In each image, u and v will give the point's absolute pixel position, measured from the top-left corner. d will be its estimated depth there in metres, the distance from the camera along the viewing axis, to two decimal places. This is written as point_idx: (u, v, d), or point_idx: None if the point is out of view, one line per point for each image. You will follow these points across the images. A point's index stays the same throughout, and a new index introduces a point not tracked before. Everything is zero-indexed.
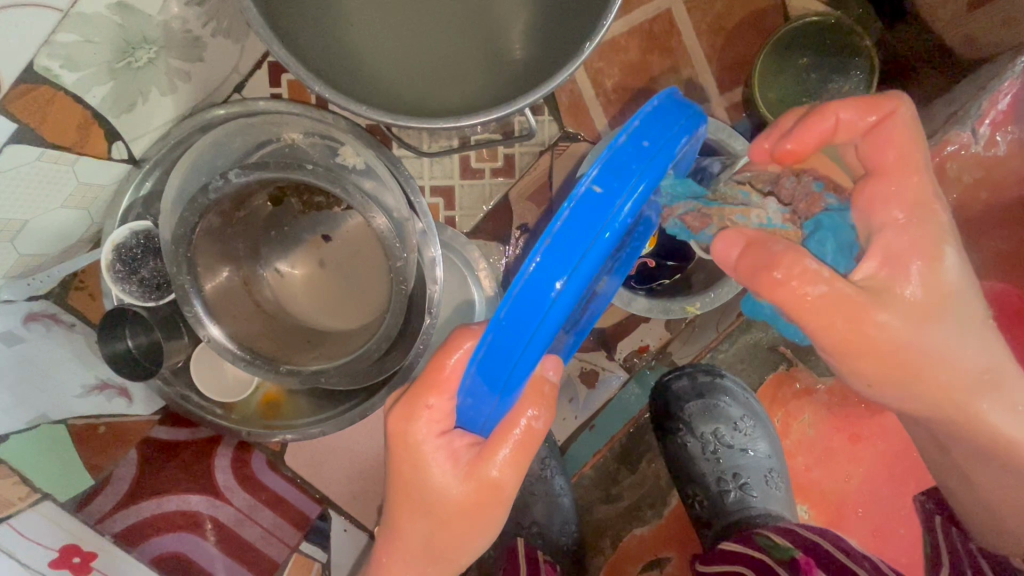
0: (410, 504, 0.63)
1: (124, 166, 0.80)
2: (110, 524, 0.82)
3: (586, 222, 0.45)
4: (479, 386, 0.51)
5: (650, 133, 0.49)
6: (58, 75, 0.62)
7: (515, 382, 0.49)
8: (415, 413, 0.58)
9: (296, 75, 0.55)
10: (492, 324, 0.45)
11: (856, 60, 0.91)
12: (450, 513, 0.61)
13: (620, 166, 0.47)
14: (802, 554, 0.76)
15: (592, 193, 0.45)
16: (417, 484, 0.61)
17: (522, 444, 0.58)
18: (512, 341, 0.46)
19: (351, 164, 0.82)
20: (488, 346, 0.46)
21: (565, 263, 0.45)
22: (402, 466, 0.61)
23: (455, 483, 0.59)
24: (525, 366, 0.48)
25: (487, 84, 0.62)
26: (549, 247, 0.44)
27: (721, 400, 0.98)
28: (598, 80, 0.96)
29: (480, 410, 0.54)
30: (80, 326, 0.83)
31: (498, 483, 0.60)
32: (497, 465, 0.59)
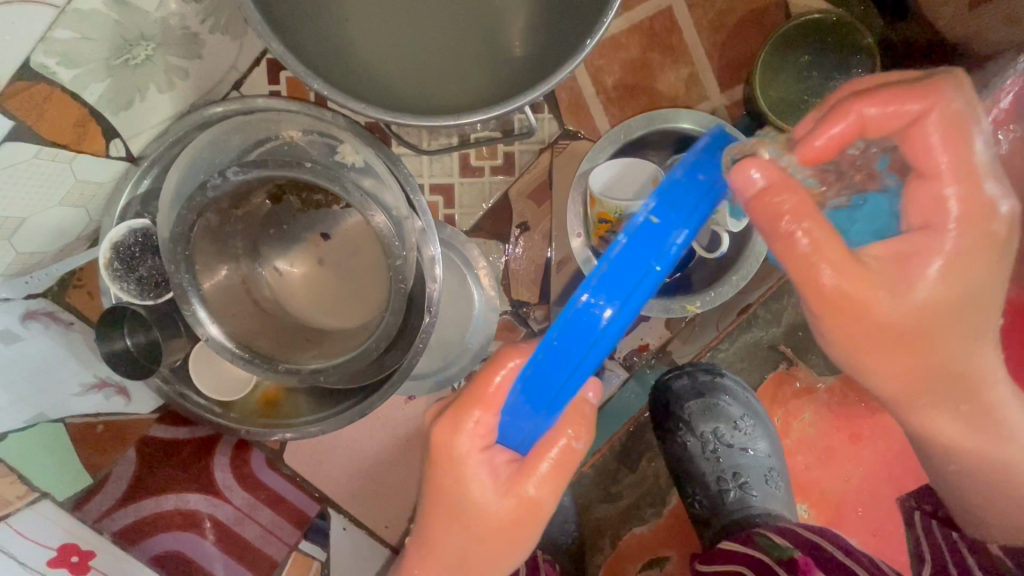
0: (442, 517, 0.62)
1: (122, 163, 0.79)
2: (108, 523, 0.82)
3: (639, 252, 0.48)
4: (524, 403, 0.53)
5: (707, 171, 0.52)
6: (55, 72, 0.62)
7: (559, 403, 0.52)
8: (457, 425, 0.58)
9: (294, 71, 0.54)
10: (544, 343, 0.49)
11: (857, 57, 0.91)
12: (488, 529, 0.61)
13: (675, 199, 0.50)
14: (801, 554, 0.76)
15: (648, 224, 0.48)
16: (453, 498, 0.61)
17: (562, 461, 0.59)
18: (560, 361, 0.49)
19: (349, 162, 0.81)
20: (535, 363, 0.50)
21: (616, 291, 0.48)
22: (442, 478, 0.61)
23: (498, 499, 0.59)
24: (571, 387, 0.51)
25: (487, 81, 0.62)
26: (603, 272, 0.47)
27: (721, 399, 0.98)
28: (598, 77, 0.96)
29: (521, 429, 0.57)
30: (79, 325, 0.82)
31: (540, 499, 0.60)
32: (541, 479, 0.59)
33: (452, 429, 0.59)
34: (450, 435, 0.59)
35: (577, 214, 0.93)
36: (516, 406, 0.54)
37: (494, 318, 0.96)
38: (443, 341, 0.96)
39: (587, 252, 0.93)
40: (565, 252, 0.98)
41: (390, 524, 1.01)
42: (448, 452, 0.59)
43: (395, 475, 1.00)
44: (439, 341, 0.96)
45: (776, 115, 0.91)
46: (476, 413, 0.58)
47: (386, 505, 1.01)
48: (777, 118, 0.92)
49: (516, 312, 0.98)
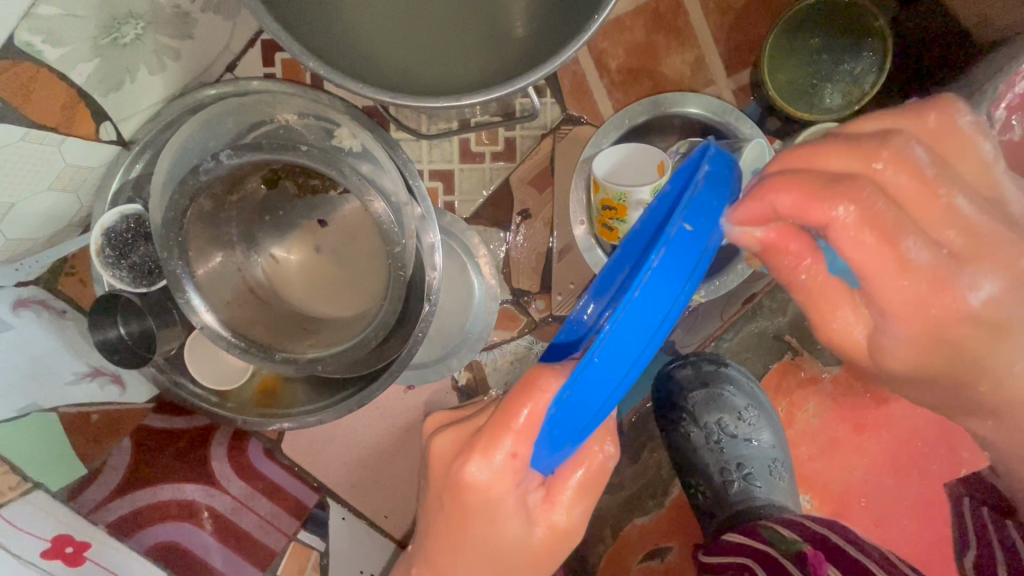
0: (468, 556, 0.55)
1: (113, 147, 0.77)
2: (104, 514, 0.81)
3: (679, 264, 0.43)
4: (555, 431, 0.47)
5: (724, 169, 0.47)
6: (40, 50, 0.60)
7: (591, 427, 0.47)
8: (488, 456, 0.49)
9: (289, 51, 0.52)
10: (585, 363, 0.42)
11: (867, 41, 0.88)
12: (519, 564, 0.56)
13: (708, 206, 0.45)
14: (809, 547, 0.75)
15: (684, 232, 0.43)
16: (490, 534, 0.54)
17: (593, 478, 0.55)
18: (599, 384, 0.44)
19: (347, 146, 0.78)
20: (574, 386, 0.44)
21: (654, 310, 0.43)
22: (471, 519, 0.53)
23: (531, 529, 0.55)
24: (605, 409, 0.47)
25: (486, 62, 0.59)
26: (645, 286, 0.42)
27: (726, 389, 0.97)
28: (602, 61, 0.93)
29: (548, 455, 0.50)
30: (71, 312, 0.81)
31: (572, 523, 0.56)
32: (571, 506, 0.56)
33: (476, 461, 0.49)
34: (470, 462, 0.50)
35: (580, 200, 0.91)
36: (545, 437, 0.48)
37: (494, 307, 0.94)
38: (442, 331, 0.94)
39: (590, 239, 0.92)
40: (566, 241, 0.96)
41: (390, 513, 1.01)
42: (471, 480, 0.50)
43: (395, 467, 1.00)
44: (437, 330, 0.94)
45: (784, 101, 0.90)
46: (502, 451, 0.49)
47: (385, 495, 1.01)
48: (782, 101, 0.89)
49: (516, 302, 0.97)
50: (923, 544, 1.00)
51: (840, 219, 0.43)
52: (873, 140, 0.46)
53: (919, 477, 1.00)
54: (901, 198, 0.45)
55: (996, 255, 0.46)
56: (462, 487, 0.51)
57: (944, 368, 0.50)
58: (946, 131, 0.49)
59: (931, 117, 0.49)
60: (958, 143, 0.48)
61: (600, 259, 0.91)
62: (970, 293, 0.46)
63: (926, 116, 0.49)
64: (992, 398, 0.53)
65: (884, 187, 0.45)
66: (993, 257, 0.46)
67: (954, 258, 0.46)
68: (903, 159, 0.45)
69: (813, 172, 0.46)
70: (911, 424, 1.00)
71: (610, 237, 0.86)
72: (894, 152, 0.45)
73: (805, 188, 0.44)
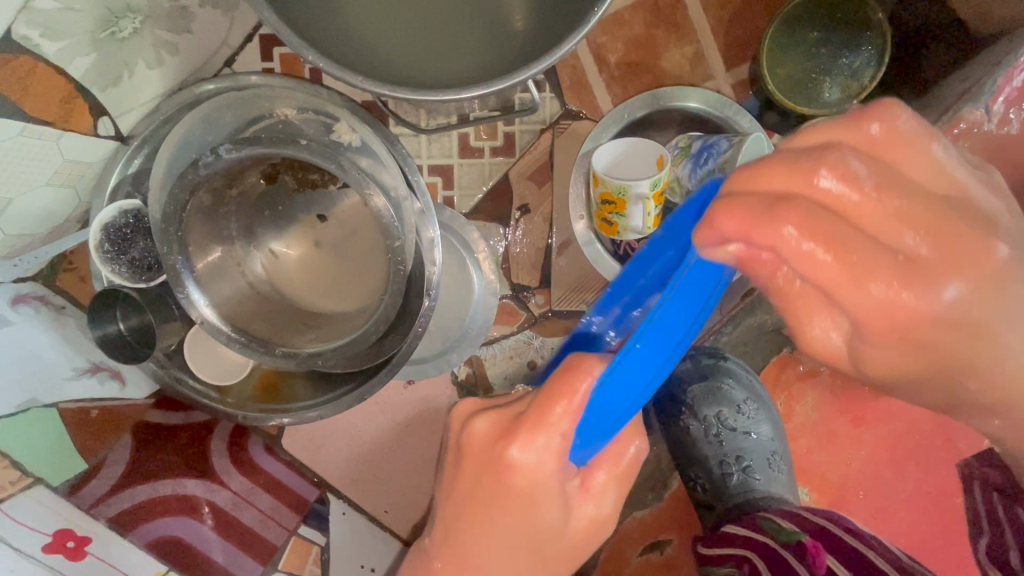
0: (507, 543, 0.54)
1: (111, 142, 0.77)
2: (104, 509, 0.79)
3: (706, 258, 0.44)
4: (593, 417, 0.49)
5: None
6: (37, 44, 0.60)
7: (628, 414, 0.48)
8: (534, 442, 0.49)
9: (289, 44, 0.52)
10: (626, 351, 0.43)
11: (866, 34, 0.88)
12: (557, 551, 0.56)
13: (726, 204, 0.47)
14: (809, 538, 0.75)
15: None
16: (532, 521, 0.53)
17: (624, 470, 0.56)
18: (639, 372, 0.45)
19: (346, 141, 0.78)
20: (614, 372, 0.44)
21: (692, 302, 0.45)
22: (511, 500, 0.52)
23: (570, 516, 0.55)
24: (641, 398, 0.48)
25: (487, 56, 0.59)
26: (681, 279, 0.43)
27: (725, 382, 0.97)
28: (601, 56, 0.93)
29: (585, 443, 0.51)
30: (71, 309, 0.82)
31: (604, 511, 0.57)
32: (601, 497, 0.56)
33: (522, 446, 0.49)
34: (512, 446, 0.50)
35: (580, 195, 0.92)
36: (584, 425, 0.49)
37: (494, 302, 0.94)
38: (442, 325, 0.94)
39: (590, 233, 0.93)
40: (566, 235, 0.96)
41: (390, 508, 1.01)
42: (515, 465, 0.50)
43: (395, 461, 1.00)
44: (438, 325, 0.94)
45: (781, 94, 0.90)
46: (543, 441, 0.49)
47: (385, 489, 1.01)
48: (780, 95, 0.89)
49: (517, 296, 0.97)
50: (921, 536, 1.01)
51: (790, 235, 0.39)
52: (808, 154, 0.40)
53: (917, 469, 1.01)
54: (848, 215, 0.40)
55: (954, 251, 0.40)
56: (507, 471, 0.50)
57: (936, 367, 0.45)
58: (893, 138, 0.41)
59: (825, 178, 0.39)
60: (908, 151, 0.41)
61: (600, 253, 0.92)
62: (929, 300, 0.40)
63: (869, 124, 0.41)
64: None
65: (831, 208, 0.39)
66: (952, 265, 0.40)
67: (914, 273, 0.40)
68: (812, 223, 0.38)
69: (753, 196, 0.40)
70: (908, 418, 1.00)
71: (609, 231, 0.86)
72: (833, 159, 0.39)
73: (747, 212, 0.39)
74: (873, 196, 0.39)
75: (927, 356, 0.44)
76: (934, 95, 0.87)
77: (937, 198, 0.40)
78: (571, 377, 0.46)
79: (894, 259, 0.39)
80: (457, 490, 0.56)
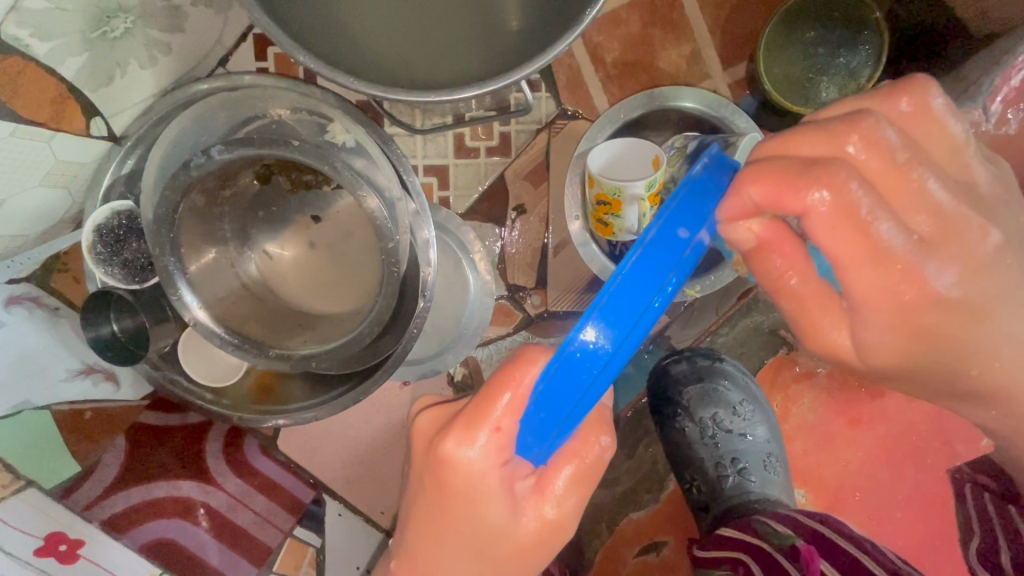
0: (450, 538, 0.55)
1: (104, 143, 0.77)
2: (97, 511, 0.80)
3: (668, 245, 0.44)
4: (541, 411, 0.46)
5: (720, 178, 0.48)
6: (27, 44, 0.59)
7: (580, 411, 0.45)
8: (470, 437, 0.50)
9: (280, 45, 0.52)
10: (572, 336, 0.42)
11: (864, 34, 0.88)
12: (503, 553, 0.55)
13: (699, 197, 0.46)
14: (803, 542, 0.75)
15: (671, 226, 0.44)
16: (472, 518, 0.54)
17: (588, 469, 0.55)
18: (586, 364, 0.43)
19: (340, 141, 0.78)
20: (563, 360, 0.43)
21: (642, 290, 0.43)
22: (450, 497, 0.53)
23: (513, 510, 0.54)
24: (592, 395, 0.45)
25: (481, 56, 0.59)
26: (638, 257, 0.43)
27: (720, 384, 0.97)
28: (598, 55, 0.93)
29: (538, 441, 0.49)
30: (65, 310, 0.79)
31: (561, 513, 0.56)
32: (556, 500, 0.55)
33: (456, 440, 0.51)
34: (448, 439, 0.51)
35: (575, 195, 0.91)
36: (530, 416, 0.47)
37: (490, 303, 0.93)
38: (438, 325, 0.94)
39: (585, 234, 0.91)
40: (561, 236, 0.96)
41: (385, 510, 1.00)
42: (453, 460, 0.51)
43: (390, 463, 0.99)
44: (433, 325, 0.94)
45: (779, 94, 0.89)
46: (485, 439, 0.51)
47: (381, 490, 1.00)
48: (778, 95, 0.89)
49: (512, 297, 0.97)
50: (918, 537, 1.01)
51: (817, 201, 0.44)
52: (842, 124, 0.46)
53: (914, 470, 1.00)
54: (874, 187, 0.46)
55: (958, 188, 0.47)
56: (443, 464, 0.52)
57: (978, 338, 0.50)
58: (880, 143, 0.46)
59: (819, 192, 0.44)
60: (944, 120, 0.49)
61: (595, 254, 0.91)
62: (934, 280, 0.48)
63: (852, 134, 0.46)
64: (986, 376, 0.54)
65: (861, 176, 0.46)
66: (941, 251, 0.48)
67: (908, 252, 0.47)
68: (839, 188, 0.44)
69: (790, 160, 0.46)
70: (905, 418, 1.00)
71: (605, 233, 0.86)
72: (867, 132, 0.45)
73: (782, 174, 0.45)
74: (848, 187, 0.44)
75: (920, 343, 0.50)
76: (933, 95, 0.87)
77: (903, 182, 0.47)
78: (516, 366, 0.49)
79: (872, 241, 0.46)
80: (410, 487, 0.58)
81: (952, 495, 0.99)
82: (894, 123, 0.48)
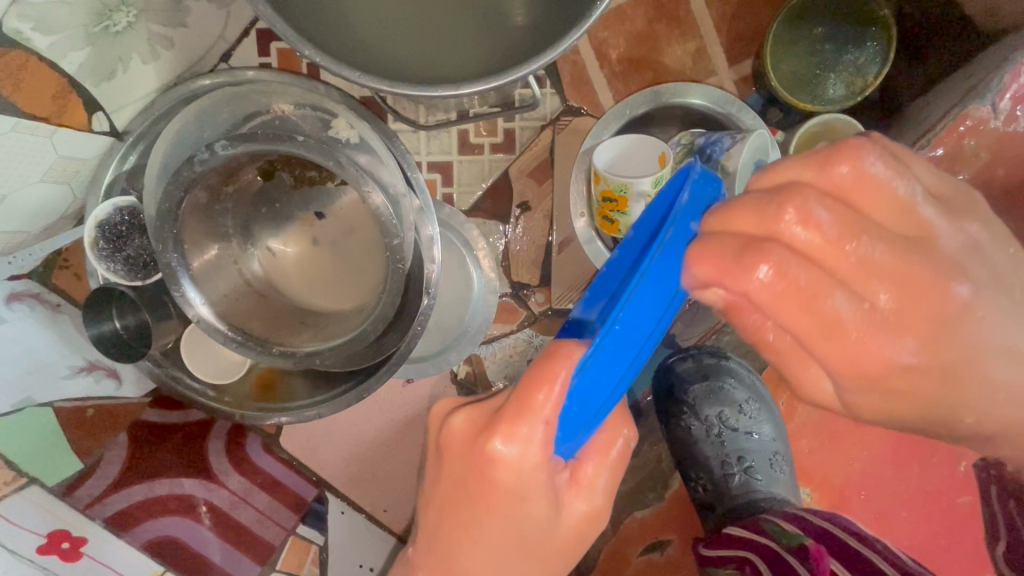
0: (482, 547, 0.53)
1: (106, 138, 0.76)
2: (99, 509, 0.80)
3: (685, 242, 0.45)
4: (575, 405, 0.49)
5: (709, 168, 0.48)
6: (29, 38, 0.59)
7: (611, 399, 0.50)
8: (517, 434, 0.47)
9: (285, 38, 0.51)
10: (607, 330, 0.45)
11: (871, 30, 0.87)
12: (549, 548, 0.54)
13: (705, 190, 0.46)
14: (812, 541, 0.75)
15: (685, 224, 0.45)
16: (519, 518, 0.51)
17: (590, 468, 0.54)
18: (617, 356, 0.46)
19: (344, 137, 0.77)
20: (594, 356, 0.45)
21: (664, 285, 0.45)
22: (495, 499, 0.50)
23: (537, 517, 0.52)
24: (620, 383, 0.50)
25: (486, 50, 0.58)
26: (660, 258, 0.44)
27: (725, 382, 0.97)
28: (603, 51, 0.92)
29: (569, 435, 0.51)
30: (67, 307, 0.80)
31: (596, 505, 0.55)
32: (595, 490, 0.55)
33: (503, 440, 0.48)
34: (494, 440, 0.48)
35: (580, 193, 0.91)
36: (566, 413, 0.49)
37: (493, 300, 0.93)
38: (441, 324, 0.94)
39: (590, 232, 0.91)
40: (566, 234, 0.95)
41: (389, 508, 1.00)
42: (501, 461, 0.48)
43: (394, 460, 0.99)
44: (437, 323, 0.93)
45: (786, 91, 0.89)
46: (539, 434, 0.48)
47: (384, 488, 0.99)
48: (786, 93, 0.89)
49: (516, 295, 0.96)
50: (925, 537, 1.00)
51: (783, 246, 0.40)
52: (789, 164, 0.43)
53: (920, 470, 0.99)
54: (817, 262, 0.41)
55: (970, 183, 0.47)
56: (491, 464, 0.49)
57: None
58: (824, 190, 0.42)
59: (775, 244, 0.40)
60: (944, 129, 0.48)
61: (601, 252, 0.91)
62: (903, 332, 0.42)
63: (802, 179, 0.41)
64: None
65: (823, 228, 0.41)
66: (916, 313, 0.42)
67: (882, 312, 0.41)
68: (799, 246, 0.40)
69: (751, 195, 0.42)
70: None
71: (611, 230, 0.85)
72: (811, 181, 0.41)
73: (747, 220, 0.41)
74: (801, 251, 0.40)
75: (908, 394, 0.44)
76: (941, 91, 0.86)
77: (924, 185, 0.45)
78: (550, 362, 0.45)
79: (848, 276, 0.41)
80: (437, 494, 0.55)
81: (958, 495, 0.99)
82: (853, 152, 0.43)
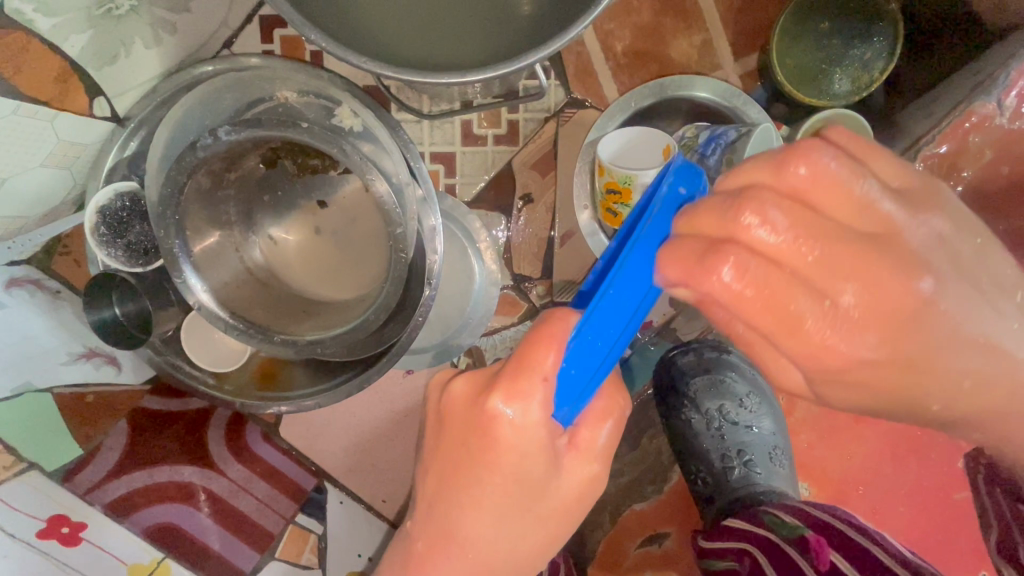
0: (483, 513, 0.53)
1: (107, 123, 0.76)
2: (100, 494, 0.81)
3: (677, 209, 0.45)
4: (572, 369, 0.47)
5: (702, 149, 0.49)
6: (31, 19, 0.61)
7: (607, 365, 0.48)
8: (517, 393, 0.48)
9: (290, 20, 0.50)
10: (601, 292, 0.44)
11: (879, 25, 0.87)
12: (546, 516, 0.55)
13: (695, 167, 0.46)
14: (811, 532, 0.75)
15: (677, 192, 0.45)
16: (520, 479, 0.52)
17: (590, 453, 0.54)
18: (612, 319, 0.45)
19: (348, 125, 0.75)
20: (591, 318, 0.45)
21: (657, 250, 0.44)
22: (498, 461, 0.51)
23: (532, 490, 0.53)
24: (617, 350, 0.47)
25: (487, 39, 0.58)
26: (650, 225, 0.44)
27: (726, 375, 0.99)
28: (608, 43, 0.92)
29: (566, 401, 0.49)
30: (66, 293, 0.79)
31: (593, 485, 0.55)
32: (593, 454, 0.54)
33: (504, 399, 0.48)
34: (496, 398, 0.49)
35: (584, 184, 0.91)
36: (563, 377, 0.48)
37: (494, 293, 0.93)
38: (442, 315, 0.93)
39: (594, 224, 0.91)
40: (568, 227, 0.95)
41: (388, 498, 0.99)
42: (504, 421, 0.49)
43: (394, 451, 0.98)
44: (438, 315, 0.93)
45: (793, 86, 0.89)
46: (538, 394, 0.48)
47: (383, 478, 0.98)
48: (793, 88, 0.89)
49: (517, 288, 0.96)
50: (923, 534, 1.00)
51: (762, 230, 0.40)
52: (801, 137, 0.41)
53: (919, 466, 1.00)
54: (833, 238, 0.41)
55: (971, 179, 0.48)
56: (491, 424, 0.50)
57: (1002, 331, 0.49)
58: (844, 164, 0.41)
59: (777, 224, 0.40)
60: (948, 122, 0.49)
61: (603, 244, 0.91)
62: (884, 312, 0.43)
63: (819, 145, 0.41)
64: None
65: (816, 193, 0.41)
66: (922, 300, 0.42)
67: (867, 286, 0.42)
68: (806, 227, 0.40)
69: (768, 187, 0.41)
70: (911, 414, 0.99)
71: (614, 222, 0.85)
72: (812, 147, 0.41)
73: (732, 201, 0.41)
74: (809, 221, 0.40)
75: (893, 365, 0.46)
76: (947, 87, 0.86)
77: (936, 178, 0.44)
78: (546, 326, 0.47)
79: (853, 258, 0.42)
80: (435, 463, 0.56)
81: (956, 491, 0.99)
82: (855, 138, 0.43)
